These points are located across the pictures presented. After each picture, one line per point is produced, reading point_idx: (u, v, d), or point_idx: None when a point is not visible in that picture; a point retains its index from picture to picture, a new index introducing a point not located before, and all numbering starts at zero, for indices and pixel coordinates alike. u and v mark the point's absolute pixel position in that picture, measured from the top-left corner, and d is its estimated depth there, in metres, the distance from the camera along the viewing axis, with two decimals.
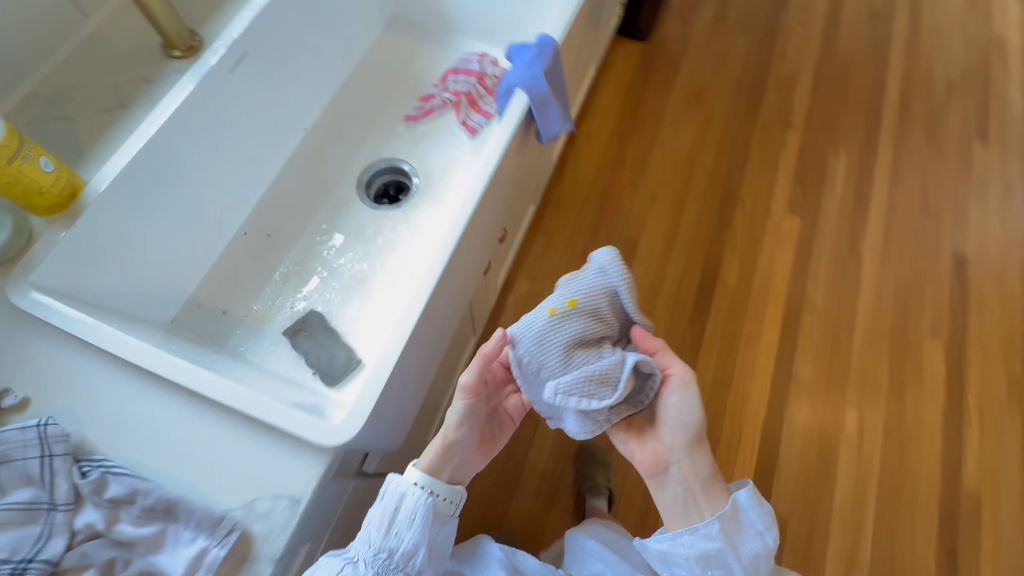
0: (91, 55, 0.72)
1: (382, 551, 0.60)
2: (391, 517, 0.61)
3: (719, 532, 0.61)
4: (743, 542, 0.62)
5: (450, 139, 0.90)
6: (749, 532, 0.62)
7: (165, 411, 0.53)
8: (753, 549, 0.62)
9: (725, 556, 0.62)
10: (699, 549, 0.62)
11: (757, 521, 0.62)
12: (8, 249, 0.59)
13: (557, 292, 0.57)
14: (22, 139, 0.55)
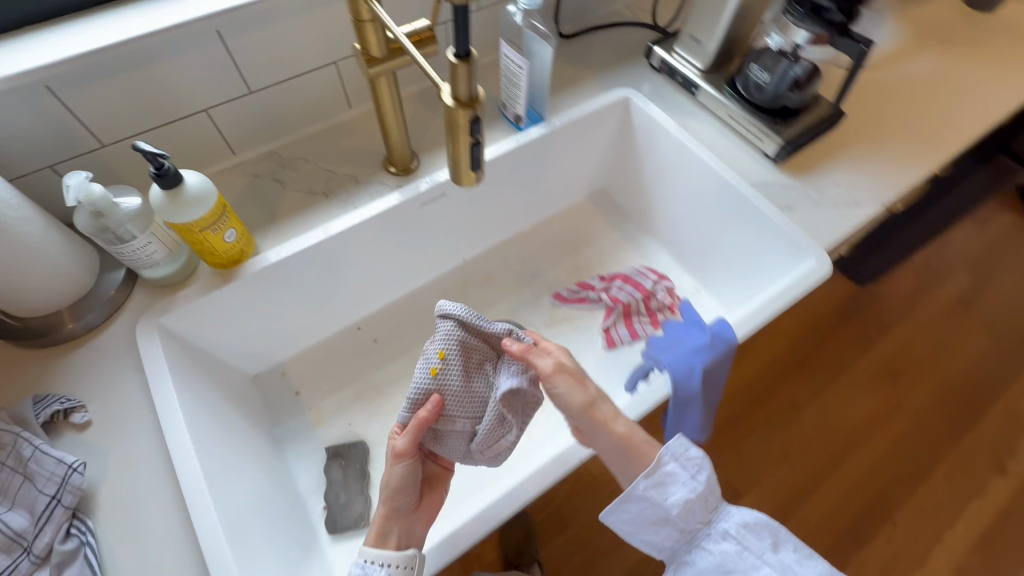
0: (333, 140, 0.81)
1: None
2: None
3: (651, 488, 0.57)
4: (673, 489, 0.57)
5: (584, 339, 0.85)
6: (670, 475, 0.57)
7: (166, 516, 0.53)
8: (693, 486, 0.57)
9: (664, 485, 0.57)
10: (645, 511, 0.58)
11: (687, 467, 0.58)
12: (171, 277, 0.65)
13: (423, 359, 0.58)
14: (225, 212, 0.61)
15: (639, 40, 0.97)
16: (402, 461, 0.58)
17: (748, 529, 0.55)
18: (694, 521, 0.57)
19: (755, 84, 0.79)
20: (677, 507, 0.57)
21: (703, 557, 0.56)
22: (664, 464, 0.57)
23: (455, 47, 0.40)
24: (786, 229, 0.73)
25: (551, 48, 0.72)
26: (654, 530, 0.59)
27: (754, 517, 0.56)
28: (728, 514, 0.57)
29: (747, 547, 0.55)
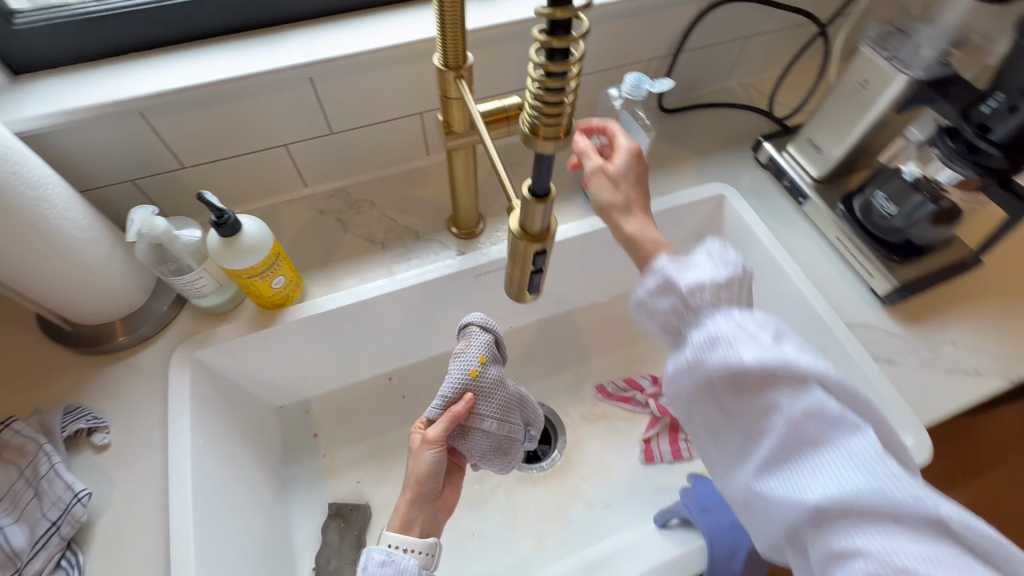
0: (404, 186, 0.79)
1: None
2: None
3: (649, 299, 0.49)
4: (686, 275, 0.47)
5: (620, 445, 0.77)
6: (708, 344, 0.43)
7: (151, 567, 0.52)
8: (764, 362, 0.41)
9: (700, 361, 0.43)
10: (661, 329, 0.49)
11: (731, 317, 0.44)
12: (217, 307, 0.65)
13: (459, 363, 0.60)
14: (278, 260, 0.60)
15: (748, 127, 0.88)
16: (433, 449, 0.58)
17: (817, 412, 0.39)
18: (774, 390, 0.41)
19: (877, 212, 0.69)
20: (692, 289, 0.46)
21: (711, 413, 0.44)
22: (656, 265, 0.49)
23: (532, 184, 0.35)
24: (883, 390, 0.62)
25: (649, 141, 0.66)
26: (743, 404, 0.42)
27: (808, 402, 0.40)
28: (804, 395, 0.40)
29: (807, 451, 0.39)
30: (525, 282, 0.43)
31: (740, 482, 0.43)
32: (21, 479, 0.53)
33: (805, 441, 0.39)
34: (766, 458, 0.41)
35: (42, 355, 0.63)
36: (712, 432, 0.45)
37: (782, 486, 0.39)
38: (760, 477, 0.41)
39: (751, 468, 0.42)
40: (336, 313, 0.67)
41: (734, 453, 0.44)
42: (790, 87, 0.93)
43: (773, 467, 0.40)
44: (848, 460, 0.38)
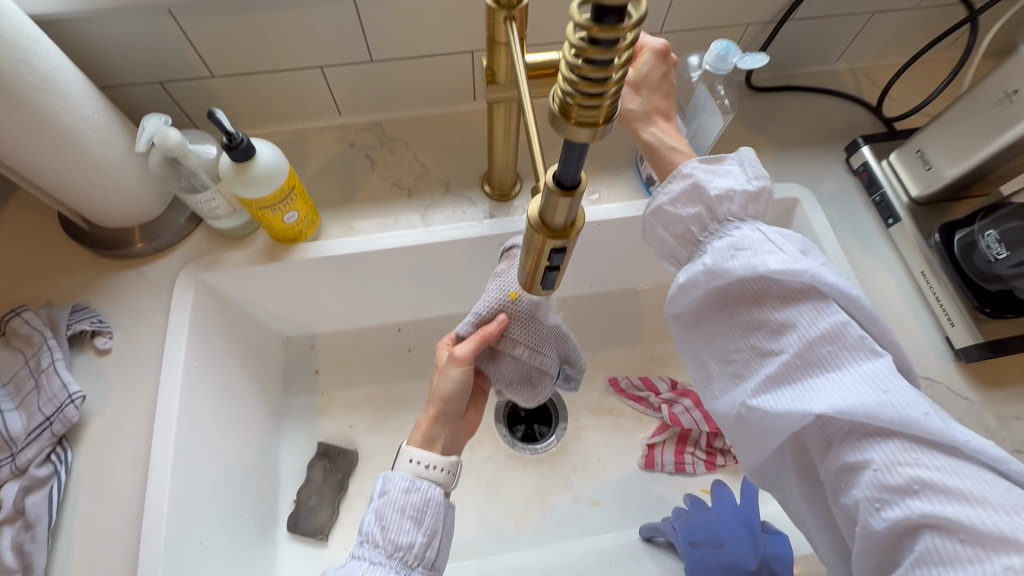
0: (443, 131, 0.73)
1: (397, 563, 0.44)
2: (400, 515, 0.45)
3: (671, 207, 0.46)
4: (715, 182, 0.45)
5: (623, 444, 0.72)
6: (735, 259, 0.42)
7: (129, 477, 0.53)
8: (790, 275, 0.40)
9: (720, 268, 0.42)
10: (674, 239, 0.47)
11: (767, 240, 0.42)
12: (231, 231, 0.63)
13: (497, 285, 0.53)
14: (292, 194, 0.56)
15: (847, 122, 0.75)
16: (459, 365, 0.53)
17: (835, 332, 0.38)
18: (813, 338, 0.39)
19: (981, 254, 0.58)
20: (719, 197, 0.44)
21: (724, 329, 0.44)
22: (684, 167, 0.46)
23: (558, 172, 0.29)
24: None
25: (723, 123, 0.58)
26: (748, 317, 0.42)
27: (832, 321, 0.38)
28: (823, 312, 0.39)
29: (818, 373, 0.38)
30: (538, 278, 0.37)
31: (736, 395, 0.42)
32: (25, 368, 0.55)
33: (820, 362, 0.38)
34: (772, 376, 0.40)
35: (60, 250, 0.63)
36: (718, 350, 0.45)
37: (787, 398, 0.38)
38: (759, 391, 0.40)
39: (750, 385, 0.41)
40: (348, 258, 0.63)
41: (735, 371, 0.43)
42: (910, 81, 0.78)
43: (783, 382, 0.39)
44: (862, 380, 0.36)
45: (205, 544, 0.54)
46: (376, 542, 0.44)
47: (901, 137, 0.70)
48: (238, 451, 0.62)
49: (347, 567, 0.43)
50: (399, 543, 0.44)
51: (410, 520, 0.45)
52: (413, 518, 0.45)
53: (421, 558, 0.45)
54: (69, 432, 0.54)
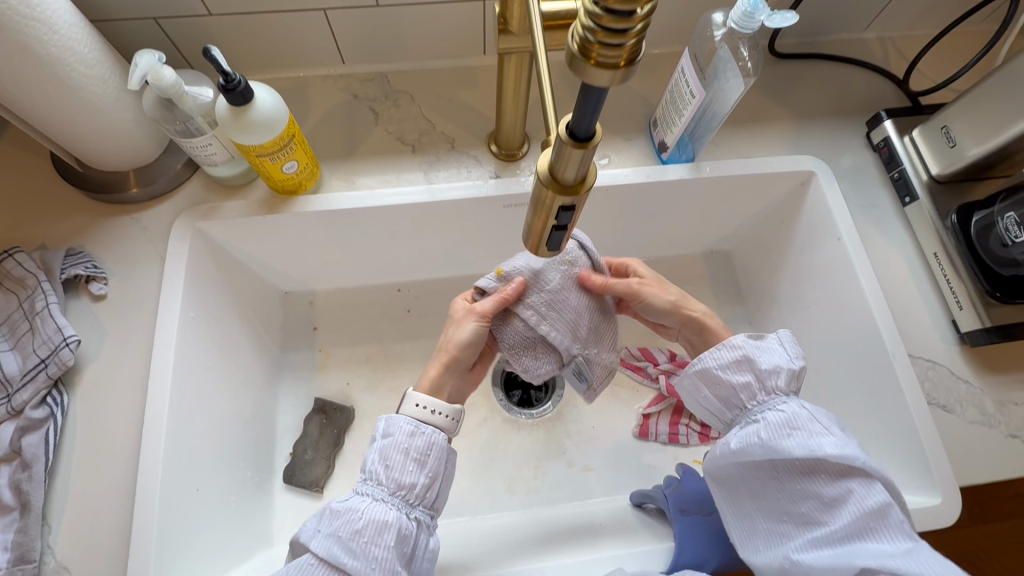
0: (450, 85, 0.70)
1: (399, 500, 0.47)
2: (403, 457, 0.48)
3: (721, 372, 0.52)
4: (764, 357, 0.52)
5: (618, 413, 0.72)
6: (790, 437, 0.47)
7: (126, 422, 0.53)
8: (843, 459, 0.44)
9: (776, 443, 0.47)
10: (716, 397, 0.53)
11: (815, 419, 0.48)
12: (228, 179, 0.61)
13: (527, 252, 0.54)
14: (291, 142, 0.54)
15: (871, 94, 0.72)
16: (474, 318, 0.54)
17: (874, 509, 0.43)
18: (853, 511, 0.43)
19: (998, 236, 0.56)
20: (769, 372, 0.51)
21: (771, 492, 0.48)
22: (735, 339, 0.53)
23: (572, 123, 0.27)
24: (921, 439, 0.55)
25: (745, 87, 0.54)
26: (797, 487, 0.46)
27: (877, 500, 0.43)
28: (869, 490, 0.44)
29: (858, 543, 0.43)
30: (544, 239, 0.36)
31: (780, 551, 0.46)
32: (20, 310, 0.54)
33: (863, 534, 0.43)
34: (818, 538, 0.44)
35: (53, 192, 0.61)
36: (766, 508, 0.48)
37: (832, 557, 0.42)
38: (803, 549, 0.45)
39: (795, 542, 0.46)
40: (349, 213, 0.62)
41: (781, 530, 0.47)
42: (942, 54, 0.74)
43: (827, 545, 0.43)
44: (902, 553, 0.40)
45: (201, 490, 0.55)
46: (380, 479, 0.47)
47: (926, 112, 0.68)
48: (235, 402, 0.62)
49: (351, 500, 0.46)
50: (402, 482, 0.47)
51: (413, 463, 0.48)
52: (416, 460, 0.48)
53: (421, 497, 0.48)
54: (64, 376, 0.54)
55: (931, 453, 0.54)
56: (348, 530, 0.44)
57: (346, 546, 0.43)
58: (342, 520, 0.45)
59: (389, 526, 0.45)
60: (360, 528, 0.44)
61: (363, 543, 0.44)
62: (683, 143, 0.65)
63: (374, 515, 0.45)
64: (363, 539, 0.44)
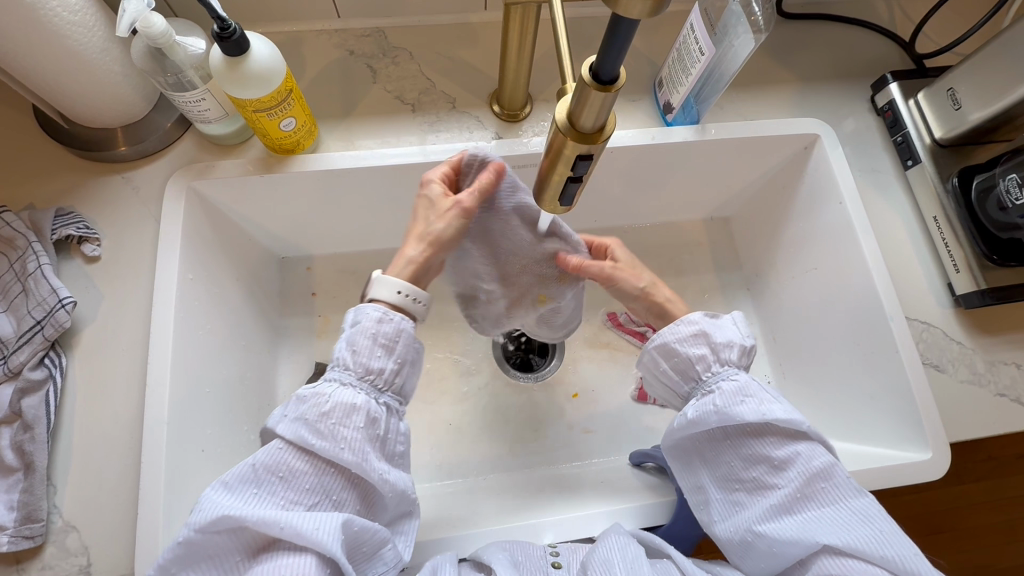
0: (450, 43, 0.68)
1: (368, 384, 0.46)
2: (371, 342, 0.46)
3: (678, 344, 0.51)
4: (719, 332, 0.51)
5: (618, 377, 0.73)
6: (743, 404, 0.46)
7: (127, 384, 0.52)
8: (791, 423, 0.45)
9: (731, 410, 0.46)
10: (674, 370, 0.51)
11: (764, 387, 0.48)
12: (221, 137, 0.59)
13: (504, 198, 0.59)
14: (289, 98, 0.52)
15: (877, 58, 0.71)
16: (461, 216, 0.52)
17: (820, 471, 0.44)
18: (804, 475, 0.44)
19: (997, 198, 0.57)
20: (723, 345, 0.50)
21: (725, 458, 0.48)
22: (692, 314, 0.52)
23: (597, 64, 0.27)
24: (912, 395, 0.57)
25: (754, 44, 0.54)
26: (750, 452, 0.47)
27: (824, 461, 0.44)
28: (814, 452, 0.45)
29: (814, 506, 0.43)
30: (557, 190, 0.36)
31: (740, 521, 0.46)
32: (10, 272, 0.53)
33: (815, 494, 0.43)
34: (776, 506, 0.44)
35: (38, 150, 0.59)
36: (720, 476, 0.48)
37: (794, 527, 0.42)
38: (764, 519, 0.44)
39: (754, 512, 0.45)
40: (348, 173, 0.60)
41: (736, 499, 0.47)
42: (950, 16, 0.73)
43: (785, 512, 0.44)
44: (855, 520, 0.42)
45: (206, 450, 0.55)
46: (348, 365, 0.46)
47: (932, 74, 0.67)
48: (236, 367, 0.61)
49: (320, 386, 0.45)
50: (370, 367, 0.46)
51: (380, 348, 0.46)
52: (383, 346, 0.47)
53: (390, 382, 0.47)
54: (60, 338, 0.53)
55: (922, 408, 0.56)
56: (315, 413, 0.43)
57: (313, 429, 0.43)
58: (309, 405, 0.44)
59: (358, 408, 0.44)
60: (328, 410, 0.43)
61: (332, 425, 0.43)
62: (687, 105, 0.64)
63: (342, 399, 0.44)
64: (331, 421, 0.43)
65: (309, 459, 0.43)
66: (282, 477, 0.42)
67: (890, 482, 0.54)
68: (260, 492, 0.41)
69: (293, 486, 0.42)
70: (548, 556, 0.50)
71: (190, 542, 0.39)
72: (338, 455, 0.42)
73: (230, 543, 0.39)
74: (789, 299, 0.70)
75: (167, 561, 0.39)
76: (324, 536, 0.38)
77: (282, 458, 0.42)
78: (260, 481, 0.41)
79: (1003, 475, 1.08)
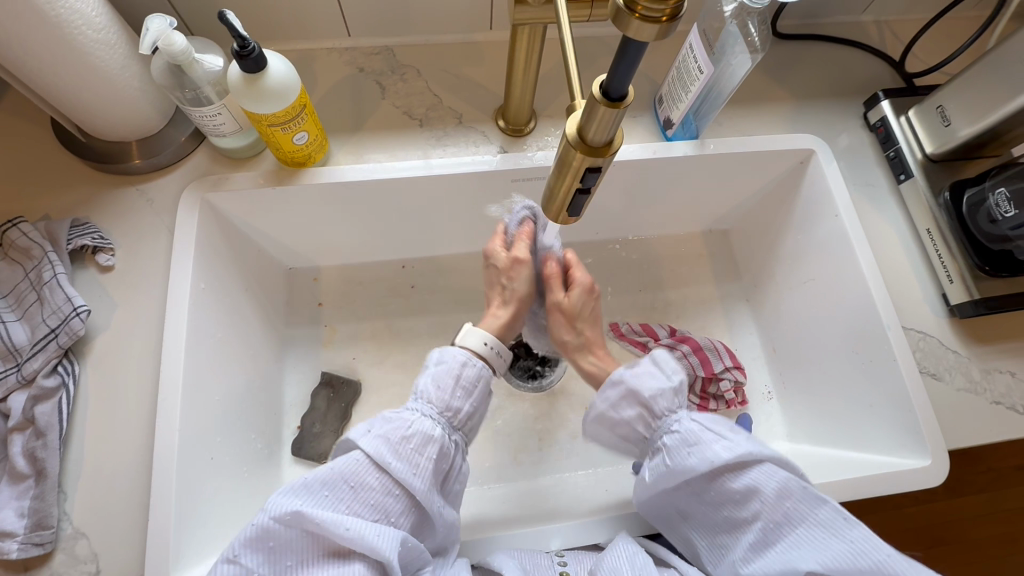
0: (456, 61, 0.70)
1: (445, 420, 0.48)
2: (454, 382, 0.48)
3: (612, 411, 0.52)
4: (646, 384, 0.51)
5: None
6: (689, 455, 0.47)
7: (139, 391, 0.53)
8: (737, 456, 0.46)
9: (678, 464, 0.48)
10: (620, 435, 0.53)
11: (706, 427, 0.48)
12: (234, 151, 0.60)
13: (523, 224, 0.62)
14: (302, 112, 0.54)
15: (869, 76, 0.74)
16: (524, 266, 0.57)
17: (786, 491, 0.44)
18: (769, 504, 0.44)
19: (987, 211, 0.59)
20: (653, 397, 0.50)
21: (697, 508, 0.49)
22: (615, 374, 0.53)
23: (607, 82, 0.29)
24: (911, 403, 0.58)
25: (752, 64, 0.56)
26: (711, 494, 0.47)
27: (780, 482, 0.44)
28: (767, 476, 0.45)
29: (788, 530, 0.44)
30: (566, 202, 0.37)
31: (731, 565, 0.47)
32: (26, 280, 0.54)
33: (783, 519, 0.44)
34: (755, 542, 0.45)
35: (54, 162, 0.60)
36: (700, 526, 0.49)
37: (776, 560, 0.43)
38: (749, 557, 0.45)
39: (739, 553, 0.46)
40: (357, 186, 0.62)
41: (720, 542, 0.48)
42: (937, 38, 0.76)
43: (765, 546, 0.44)
44: (829, 536, 0.42)
45: (215, 458, 0.55)
46: (430, 399, 0.48)
47: (922, 92, 0.69)
48: (244, 375, 0.62)
49: (403, 411, 0.47)
50: (450, 405, 0.48)
51: (462, 390, 0.48)
52: (464, 389, 0.48)
53: (464, 422, 0.49)
54: (73, 346, 0.54)
55: (919, 416, 0.57)
56: (397, 435, 0.45)
57: (393, 449, 0.45)
58: (393, 426, 0.46)
59: (434, 440, 0.46)
60: (408, 435, 0.45)
61: (410, 450, 0.45)
62: (687, 121, 0.66)
63: (422, 428, 0.46)
64: (409, 446, 0.45)
65: (379, 477, 0.44)
66: (354, 486, 0.43)
67: (891, 490, 0.55)
68: (332, 496, 0.42)
69: (360, 498, 0.43)
70: (556, 565, 0.50)
71: (263, 529, 0.40)
72: (411, 480, 0.44)
73: (298, 543, 0.40)
74: (788, 309, 0.71)
75: (235, 545, 0.40)
76: (382, 543, 0.41)
77: (358, 471, 0.43)
78: (333, 485, 0.42)
79: (1003, 487, 1.09)
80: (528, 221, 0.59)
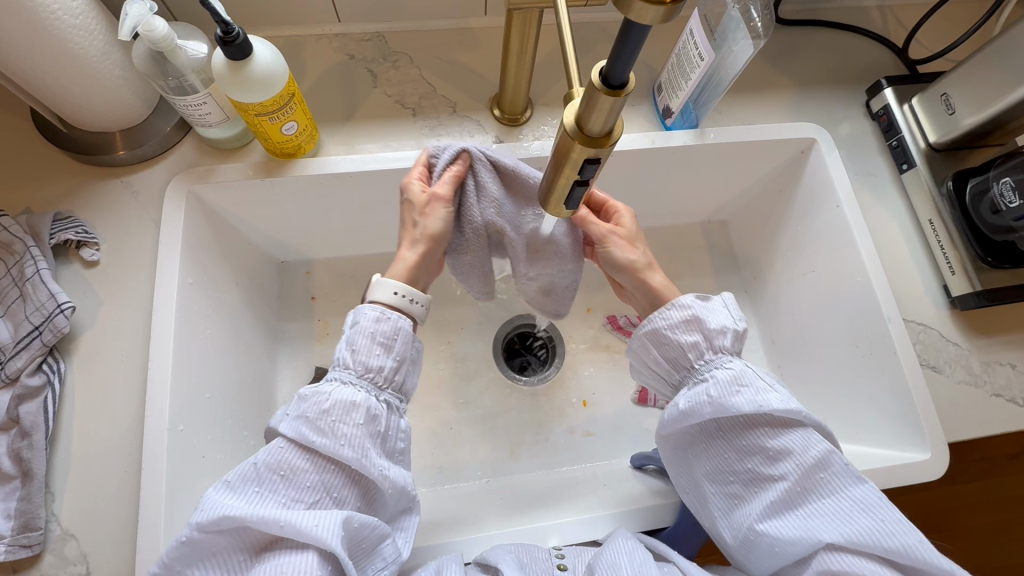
0: (449, 47, 0.68)
1: (368, 382, 0.46)
2: (370, 341, 0.47)
3: (669, 331, 0.51)
4: (710, 318, 0.51)
5: (619, 380, 0.73)
6: (739, 395, 0.46)
7: (127, 389, 0.52)
8: (787, 413, 0.45)
9: (726, 401, 0.46)
10: (665, 359, 0.51)
11: (758, 376, 0.48)
12: (222, 141, 0.58)
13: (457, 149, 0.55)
14: (291, 101, 0.52)
15: (872, 64, 0.72)
16: (442, 206, 0.52)
17: (823, 458, 0.44)
18: (802, 466, 0.44)
19: (992, 201, 0.59)
20: (716, 331, 0.50)
21: (719, 450, 0.47)
22: (684, 298, 0.51)
23: (606, 70, 0.27)
24: (910, 396, 0.57)
25: (754, 50, 0.54)
26: (745, 442, 0.46)
27: (821, 450, 0.44)
28: (809, 441, 0.45)
29: (814, 498, 0.43)
30: (563, 193, 0.36)
31: (742, 518, 0.45)
32: (8, 276, 0.52)
33: (813, 485, 0.43)
34: (775, 501, 0.44)
35: (35, 154, 0.59)
36: (715, 471, 0.48)
37: (795, 525, 0.42)
38: (766, 516, 0.44)
39: (754, 509, 0.45)
40: (349, 178, 0.60)
41: (733, 493, 0.46)
42: (940, 24, 0.74)
43: (785, 508, 0.44)
44: (856, 509, 0.42)
45: (207, 457, 0.54)
46: (348, 364, 0.46)
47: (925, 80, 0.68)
48: (236, 372, 0.61)
49: (322, 385, 0.45)
50: (370, 365, 0.46)
51: (380, 347, 0.47)
52: (383, 344, 0.47)
53: (390, 380, 0.47)
54: (59, 344, 0.53)
55: (919, 409, 0.57)
56: (314, 411, 0.44)
57: (313, 426, 0.43)
58: (310, 403, 0.44)
59: (357, 406, 0.44)
60: (326, 408, 0.44)
61: (332, 422, 0.43)
62: (686, 109, 0.64)
63: (342, 397, 0.45)
64: (330, 418, 0.44)
65: (308, 458, 0.43)
66: (283, 475, 0.42)
67: (890, 484, 0.55)
68: (262, 489, 0.41)
69: (293, 484, 0.42)
70: (553, 557, 0.50)
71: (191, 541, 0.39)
72: (338, 452, 0.43)
73: (232, 544, 0.39)
74: (788, 301, 0.70)
75: (171, 559, 0.39)
76: (323, 534, 0.38)
77: (284, 457, 0.42)
78: (261, 480, 0.41)
79: (997, 476, 1.09)
80: (460, 160, 0.52)
